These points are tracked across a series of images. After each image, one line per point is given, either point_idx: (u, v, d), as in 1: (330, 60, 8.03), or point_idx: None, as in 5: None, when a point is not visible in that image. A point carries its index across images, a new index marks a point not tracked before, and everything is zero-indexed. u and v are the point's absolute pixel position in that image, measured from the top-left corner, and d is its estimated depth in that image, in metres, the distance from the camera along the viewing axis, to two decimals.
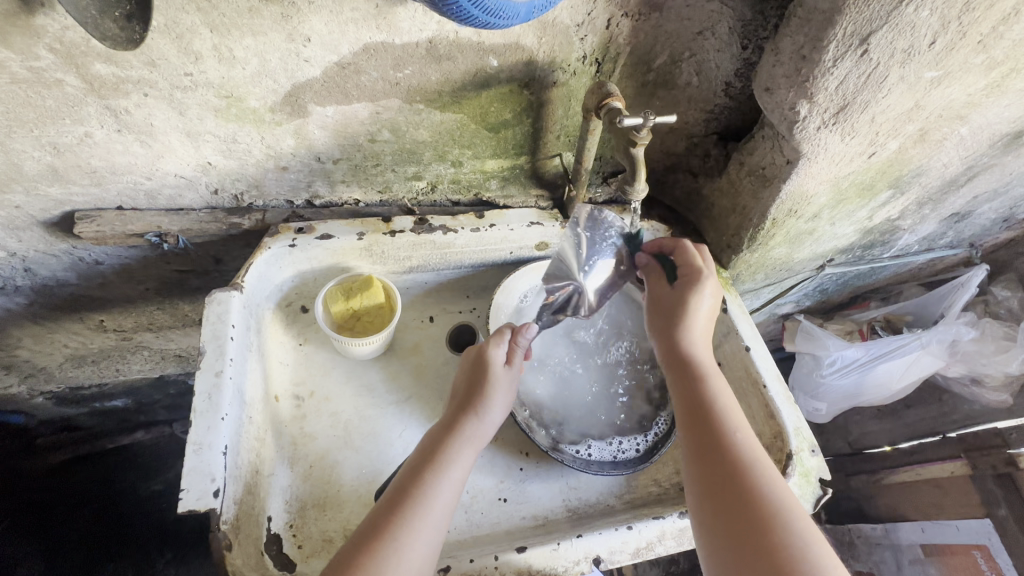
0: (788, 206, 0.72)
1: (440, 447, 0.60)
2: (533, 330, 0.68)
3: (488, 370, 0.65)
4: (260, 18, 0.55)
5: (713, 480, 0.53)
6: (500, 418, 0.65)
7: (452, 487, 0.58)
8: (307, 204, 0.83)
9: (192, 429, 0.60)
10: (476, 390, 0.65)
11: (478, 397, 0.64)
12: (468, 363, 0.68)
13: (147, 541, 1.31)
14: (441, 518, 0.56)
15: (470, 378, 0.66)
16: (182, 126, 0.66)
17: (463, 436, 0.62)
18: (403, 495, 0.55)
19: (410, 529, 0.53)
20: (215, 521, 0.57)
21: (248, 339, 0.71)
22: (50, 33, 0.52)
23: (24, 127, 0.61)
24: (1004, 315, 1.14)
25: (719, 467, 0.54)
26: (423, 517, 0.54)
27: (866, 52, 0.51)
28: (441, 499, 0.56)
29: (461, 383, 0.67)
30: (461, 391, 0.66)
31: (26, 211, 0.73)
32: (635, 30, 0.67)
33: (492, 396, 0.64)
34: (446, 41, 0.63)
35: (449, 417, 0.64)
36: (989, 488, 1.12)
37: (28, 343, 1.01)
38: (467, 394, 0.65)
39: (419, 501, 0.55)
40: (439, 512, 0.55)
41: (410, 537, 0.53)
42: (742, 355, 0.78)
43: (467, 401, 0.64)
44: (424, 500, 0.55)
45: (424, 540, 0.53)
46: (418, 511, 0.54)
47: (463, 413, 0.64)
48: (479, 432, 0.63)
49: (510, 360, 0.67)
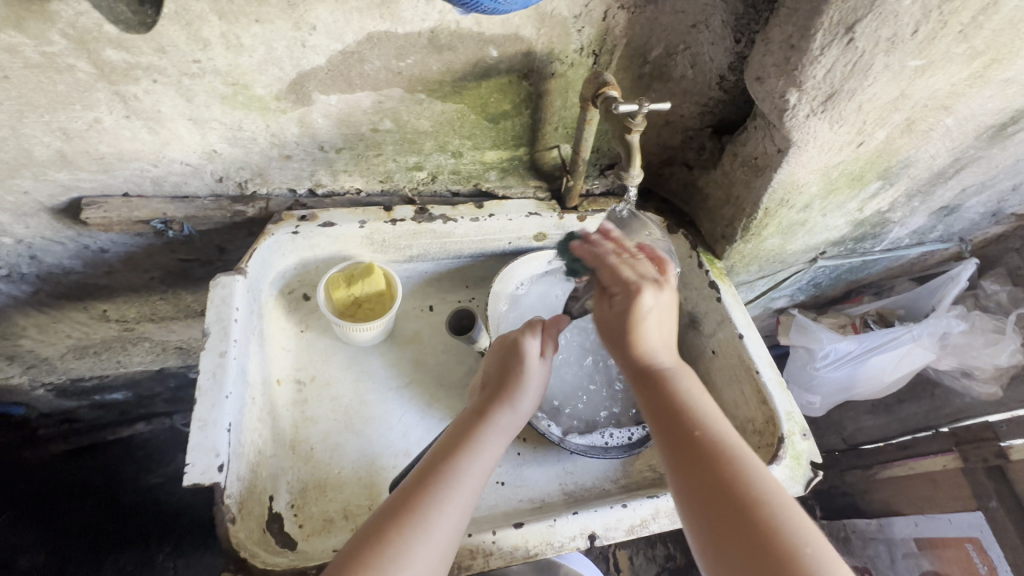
0: (780, 195, 0.74)
1: (472, 428, 0.61)
2: (565, 323, 0.71)
3: (524, 359, 0.66)
4: (268, 6, 0.57)
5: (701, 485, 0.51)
6: (530, 409, 0.66)
7: (482, 470, 0.58)
8: (310, 193, 0.84)
9: (198, 406, 0.62)
10: (511, 373, 0.65)
11: (512, 386, 0.65)
12: (502, 350, 0.68)
13: (147, 534, 1.33)
14: (468, 500, 0.56)
15: (504, 365, 0.66)
16: (189, 113, 0.68)
17: (495, 421, 0.62)
18: (433, 475, 0.56)
19: (439, 508, 0.54)
20: (220, 494, 0.59)
21: (251, 323, 0.73)
22: (64, 18, 0.54)
23: (35, 112, 0.63)
24: (994, 309, 1.16)
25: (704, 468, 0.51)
26: (451, 497, 0.55)
27: (852, 41, 0.53)
28: (471, 480, 0.57)
29: (496, 369, 0.68)
30: (494, 379, 0.66)
31: (34, 197, 0.75)
32: (630, 23, 0.69)
33: (527, 384, 0.64)
34: (447, 31, 0.65)
35: (481, 402, 0.64)
36: (979, 481, 1.16)
37: (32, 332, 1.03)
38: (503, 381, 0.65)
39: (449, 482, 0.55)
40: (469, 493, 0.56)
41: (438, 518, 0.53)
42: (736, 342, 0.80)
43: (502, 388, 0.65)
44: (453, 479, 0.56)
45: (451, 519, 0.54)
46: (448, 492, 0.55)
47: (497, 399, 0.64)
48: (510, 420, 0.63)
49: (544, 352, 0.68)
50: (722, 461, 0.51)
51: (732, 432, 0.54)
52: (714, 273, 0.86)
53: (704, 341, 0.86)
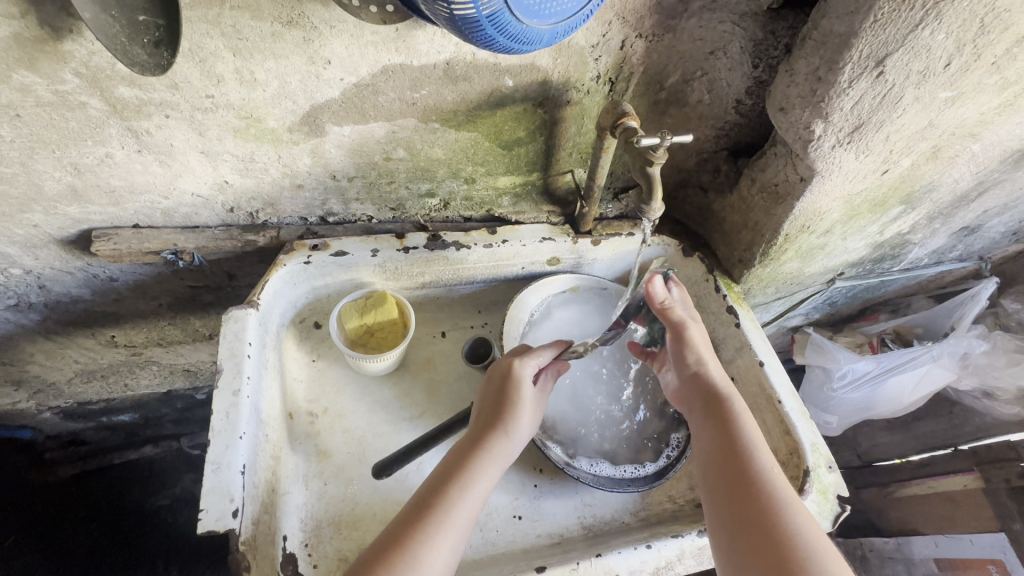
0: (801, 222, 0.73)
1: (466, 459, 0.61)
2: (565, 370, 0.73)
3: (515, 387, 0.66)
4: (282, 41, 0.56)
5: (737, 499, 0.55)
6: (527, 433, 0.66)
7: (476, 499, 0.58)
8: (322, 221, 0.83)
9: (211, 448, 0.60)
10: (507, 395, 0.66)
11: (506, 412, 0.65)
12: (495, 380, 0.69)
13: (155, 555, 1.30)
14: (465, 525, 0.56)
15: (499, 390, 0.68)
16: (201, 146, 0.67)
17: (492, 445, 0.62)
18: (429, 502, 0.56)
19: (438, 536, 0.54)
20: (234, 541, 0.57)
21: (264, 356, 0.71)
22: (77, 57, 0.53)
23: (46, 148, 0.62)
24: (1015, 328, 1.13)
25: (741, 481, 0.56)
26: (451, 519, 0.55)
27: (882, 73, 0.52)
28: (467, 508, 0.57)
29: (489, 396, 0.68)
30: (489, 406, 0.67)
31: (44, 229, 0.74)
32: (648, 51, 0.68)
33: (519, 411, 0.65)
34: (463, 62, 0.64)
35: (478, 429, 0.64)
36: (1002, 502, 1.12)
37: (39, 359, 1.01)
38: (497, 407, 0.66)
39: (444, 512, 0.56)
40: (463, 523, 0.56)
41: (437, 540, 0.54)
42: (756, 370, 0.79)
43: (496, 415, 0.65)
44: (453, 501, 0.57)
45: (449, 542, 0.54)
46: (443, 522, 0.55)
47: (491, 428, 0.64)
48: (509, 447, 0.63)
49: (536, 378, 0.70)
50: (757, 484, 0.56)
51: (768, 459, 0.58)
52: (731, 298, 0.84)
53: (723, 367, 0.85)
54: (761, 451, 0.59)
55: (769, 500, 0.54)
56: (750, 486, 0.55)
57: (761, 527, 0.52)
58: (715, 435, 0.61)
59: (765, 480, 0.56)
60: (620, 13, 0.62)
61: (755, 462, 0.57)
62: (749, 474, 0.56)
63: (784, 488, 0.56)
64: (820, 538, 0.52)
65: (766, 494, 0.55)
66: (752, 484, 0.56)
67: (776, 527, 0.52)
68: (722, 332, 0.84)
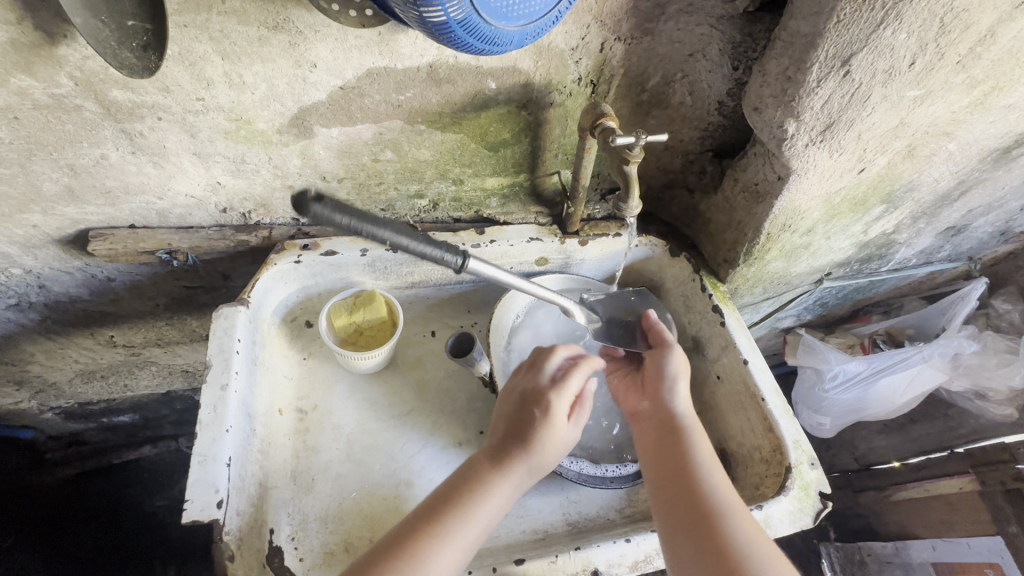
0: (782, 220, 0.74)
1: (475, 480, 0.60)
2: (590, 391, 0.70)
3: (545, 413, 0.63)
4: (269, 46, 0.58)
5: (690, 516, 0.57)
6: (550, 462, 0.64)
7: (483, 522, 0.58)
8: (313, 222, 0.85)
9: (198, 440, 0.62)
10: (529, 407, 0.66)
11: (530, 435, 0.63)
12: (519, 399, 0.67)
13: (152, 557, 1.33)
14: (475, 538, 0.57)
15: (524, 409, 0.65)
16: (193, 147, 0.69)
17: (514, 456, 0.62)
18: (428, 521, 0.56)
19: (433, 554, 0.54)
20: (218, 531, 0.58)
21: (253, 353, 0.73)
22: (72, 62, 0.55)
23: (43, 150, 0.64)
24: (1006, 328, 1.13)
25: (692, 497, 0.58)
26: (460, 530, 0.56)
27: (849, 73, 0.54)
28: (472, 530, 0.57)
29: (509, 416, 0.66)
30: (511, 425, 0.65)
31: (43, 230, 0.76)
32: (627, 54, 0.70)
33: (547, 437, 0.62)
34: (446, 66, 0.65)
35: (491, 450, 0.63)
36: (998, 505, 1.09)
37: (40, 358, 1.03)
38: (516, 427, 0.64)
39: (442, 530, 0.55)
40: (465, 543, 0.56)
41: (441, 547, 0.54)
42: (741, 367, 0.79)
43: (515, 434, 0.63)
44: (463, 512, 0.57)
45: (452, 545, 0.55)
46: (437, 539, 0.55)
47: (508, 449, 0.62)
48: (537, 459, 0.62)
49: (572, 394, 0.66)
50: (707, 500, 0.58)
51: (719, 475, 0.61)
52: (717, 297, 0.85)
53: (709, 366, 0.85)
54: (711, 468, 0.61)
55: (718, 509, 0.57)
56: (701, 502, 0.58)
57: (711, 540, 0.55)
58: (669, 454, 0.64)
59: (714, 494, 0.58)
60: (598, 17, 0.64)
61: (705, 478, 0.60)
62: (699, 491, 0.59)
63: (733, 500, 0.58)
64: (767, 545, 0.55)
65: (715, 508, 0.57)
66: (701, 500, 0.58)
67: (723, 538, 0.54)
68: (708, 331, 0.85)
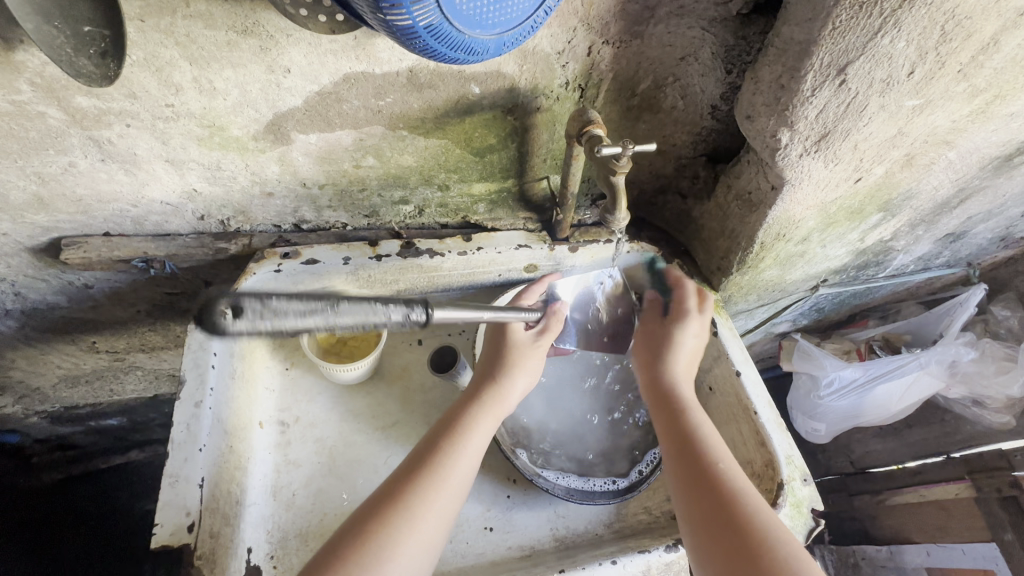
0: (776, 230, 0.72)
1: (453, 435, 0.62)
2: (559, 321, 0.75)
3: (504, 371, 0.70)
4: (239, 50, 0.56)
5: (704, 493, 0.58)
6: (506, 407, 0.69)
7: (460, 479, 0.59)
8: (295, 228, 0.83)
9: (169, 460, 0.60)
10: (506, 358, 0.71)
11: (495, 383, 0.69)
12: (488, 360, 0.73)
13: (142, 560, 1.31)
14: (461, 486, 0.59)
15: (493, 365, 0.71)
16: (165, 155, 0.66)
17: (489, 400, 0.67)
18: (411, 474, 0.57)
19: (419, 509, 0.54)
20: (189, 556, 0.57)
21: (232, 367, 0.71)
22: (30, 68, 0.53)
23: (8, 158, 0.62)
24: (1004, 335, 1.11)
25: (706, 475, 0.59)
26: (448, 477, 0.58)
27: (845, 82, 0.51)
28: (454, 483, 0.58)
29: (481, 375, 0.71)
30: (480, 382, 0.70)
31: (13, 237, 0.74)
32: (616, 57, 0.67)
33: (512, 372, 0.70)
34: (427, 70, 0.63)
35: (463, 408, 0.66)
36: (993, 511, 1.12)
37: (22, 365, 1.01)
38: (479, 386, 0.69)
39: (426, 484, 0.56)
40: (446, 496, 0.57)
41: (430, 504, 0.55)
42: (733, 379, 0.77)
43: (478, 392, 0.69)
44: (446, 463, 0.59)
45: (441, 509, 0.56)
46: (424, 493, 0.55)
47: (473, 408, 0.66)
48: (503, 400, 0.69)
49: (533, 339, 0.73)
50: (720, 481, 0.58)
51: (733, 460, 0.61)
52: (710, 306, 0.83)
53: (701, 376, 0.83)
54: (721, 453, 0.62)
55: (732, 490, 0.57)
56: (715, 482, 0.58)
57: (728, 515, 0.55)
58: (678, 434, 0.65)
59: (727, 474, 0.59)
60: (584, 20, 0.62)
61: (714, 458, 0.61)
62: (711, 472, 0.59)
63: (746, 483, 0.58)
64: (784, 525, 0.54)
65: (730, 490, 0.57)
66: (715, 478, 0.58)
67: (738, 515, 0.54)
68: None
